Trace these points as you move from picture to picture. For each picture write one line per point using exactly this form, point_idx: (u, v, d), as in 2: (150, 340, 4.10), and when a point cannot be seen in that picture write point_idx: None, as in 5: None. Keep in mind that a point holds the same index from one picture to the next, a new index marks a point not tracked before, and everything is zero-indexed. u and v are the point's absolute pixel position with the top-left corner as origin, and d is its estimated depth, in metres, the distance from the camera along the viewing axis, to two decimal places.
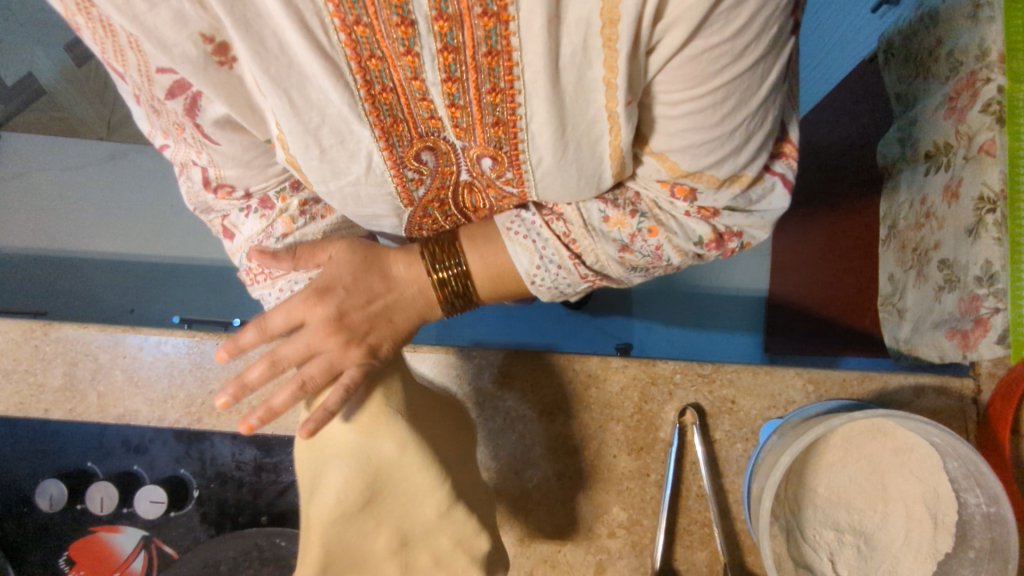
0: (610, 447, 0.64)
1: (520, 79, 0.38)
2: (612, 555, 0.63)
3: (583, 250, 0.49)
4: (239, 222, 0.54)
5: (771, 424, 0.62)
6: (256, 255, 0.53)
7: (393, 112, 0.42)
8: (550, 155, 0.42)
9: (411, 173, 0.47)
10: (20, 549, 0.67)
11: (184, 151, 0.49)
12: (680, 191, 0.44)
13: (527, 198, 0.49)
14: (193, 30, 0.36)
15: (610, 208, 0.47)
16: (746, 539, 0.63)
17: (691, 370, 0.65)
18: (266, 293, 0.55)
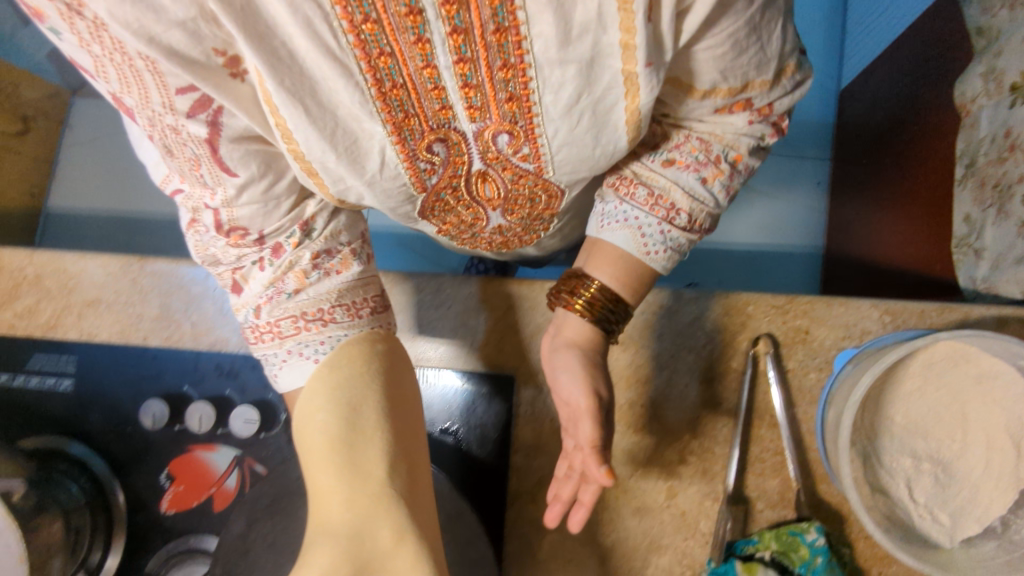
0: (681, 376, 0.66)
1: (530, 53, 0.44)
2: (683, 482, 0.65)
3: (703, 217, 0.59)
4: (249, 275, 0.55)
5: (845, 353, 0.62)
6: (267, 311, 0.55)
7: (404, 108, 0.47)
8: (564, 122, 0.49)
9: (424, 164, 0.52)
10: (122, 466, 0.71)
11: (199, 194, 0.52)
12: (736, 108, 0.54)
13: (542, 173, 0.56)
14: (207, 47, 0.40)
15: (702, 169, 0.57)
16: (818, 469, 0.63)
17: (764, 301, 0.65)
18: (269, 354, 0.57)
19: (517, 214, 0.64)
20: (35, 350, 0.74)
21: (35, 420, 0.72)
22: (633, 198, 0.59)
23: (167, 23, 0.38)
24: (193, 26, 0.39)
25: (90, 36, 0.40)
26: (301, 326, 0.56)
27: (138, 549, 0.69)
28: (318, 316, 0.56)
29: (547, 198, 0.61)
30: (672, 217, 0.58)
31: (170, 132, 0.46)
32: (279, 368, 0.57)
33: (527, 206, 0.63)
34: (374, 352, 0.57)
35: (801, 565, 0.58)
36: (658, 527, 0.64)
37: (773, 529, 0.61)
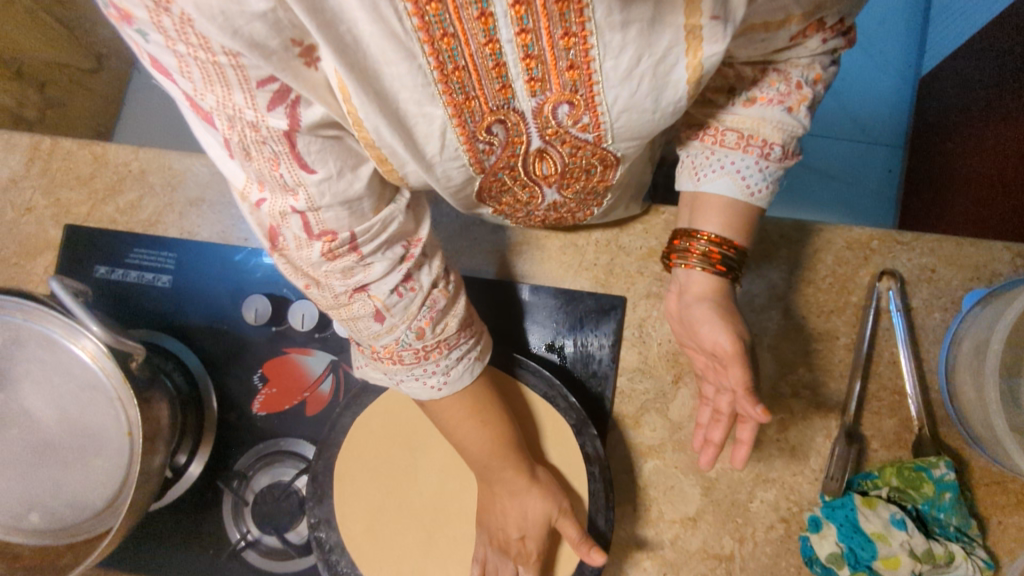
0: (799, 308, 0.64)
1: (592, 19, 0.38)
2: (795, 415, 0.63)
3: (795, 144, 0.52)
4: (391, 302, 0.49)
5: (974, 294, 0.59)
6: (431, 331, 0.52)
7: (465, 89, 0.41)
8: (625, 89, 0.43)
9: (482, 145, 0.46)
10: (217, 365, 0.71)
11: (281, 198, 0.43)
12: (810, 30, 0.47)
13: (602, 142, 0.48)
14: (286, 35, 0.35)
15: (786, 100, 0.50)
16: (938, 410, 0.61)
17: (890, 236, 0.64)
18: (408, 372, 0.53)
19: (573, 187, 0.56)
20: (135, 245, 0.74)
21: (137, 313, 0.73)
22: (724, 144, 0.53)
23: (248, 18, 0.33)
24: (275, 16, 0.34)
25: (176, 34, 0.34)
26: (421, 354, 0.53)
27: (227, 448, 0.69)
28: (449, 344, 0.53)
29: (601, 169, 0.53)
30: (767, 152, 0.52)
31: (250, 130, 0.39)
32: (396, 382, 0.55)
33: (583, 177, 0.54)
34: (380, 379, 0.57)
35: (924, 501, 0.57)
36: (766, 461, 0.63)
37: (894, 465, 0.59)
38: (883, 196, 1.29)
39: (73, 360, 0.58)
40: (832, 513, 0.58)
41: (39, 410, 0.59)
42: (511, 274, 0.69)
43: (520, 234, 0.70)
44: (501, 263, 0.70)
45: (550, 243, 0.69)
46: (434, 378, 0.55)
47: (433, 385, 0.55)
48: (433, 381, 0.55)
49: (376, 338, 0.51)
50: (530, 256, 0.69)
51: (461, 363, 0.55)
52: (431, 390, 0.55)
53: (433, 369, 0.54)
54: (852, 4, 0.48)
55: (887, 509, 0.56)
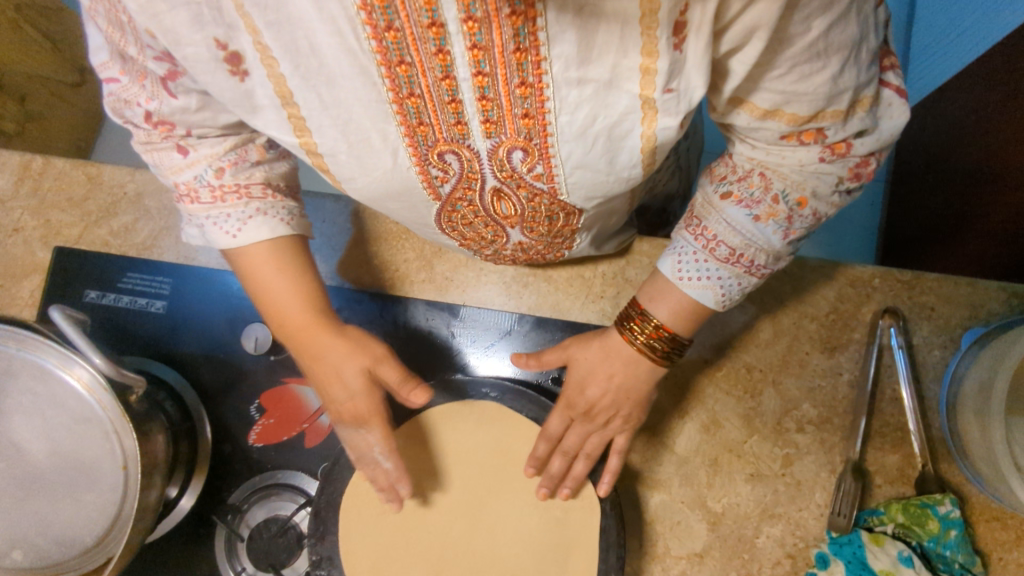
0: (802, 344, 0.65)
1: (549, 72, 0.40)
2: (800, 450, 0.63)
3: (753, 254, 0.49)
4: (195, 140, 0.49)
5: (973, 331, 0.61)
6: (232, 175, 0.50)
7: (420, 115, 0.43)
8: (579, 146, 0.45)
9: (436, 171, 0.48)
10: (214, 395, 0.69)
11: (133, 90, 0.45)
12: (805, 137, 0.44)
13: (557, 194, 0.50)
14: (208, 34, 0.40)
15: (755, 208, 0.48)
16: (940, 446, 0.62)
17: (891, 275, 0.65)
18: (205, 215, 0.52)
19: (536, 231, 0.57)
20: (128, 269, 0.72)
21: (129, 339, 0.70)
22: (687, 230, 0.52)
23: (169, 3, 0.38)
24: (196, 8, 0.38)
25: None
26: (219, 195, 0.51)
27: (221, 481, 0.66)
28: (251, 194, 0.52)
29: (565, 216, 0.55)
30: (712, 250, 0.50)
31: (131, 62, 0.44)
32: (198, 225, 0.53)
33: (546, 223, 0.55)
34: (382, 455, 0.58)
35: (929, 539, 0.58)
36: (772, 496, 0.63)
37: (900, 501, 0.60)
38: (863, 236, 1.34)
39: (66, 390, 0.56)
40: (839, 550, 0.58)
41: (29, 441, 0.57)
42: (517, 306, 0.69)
43: (527, 265, 0.69)
44: (506, 294, 0.69)
45: (557, 275, 0.69)
46: (231, 232, 0.52)
47: (228, 232, 0.52)
48: (229, 236, 0.53)
49: (175, 173, 0.50)
50: (536, 289, 0.69)
51: (261, 218, 0.52)
52: (227, 236, 0.53)
53: (230, 215, 0.52)
54: (866, 129, 0.44)
55: (895, 546, 0.57)
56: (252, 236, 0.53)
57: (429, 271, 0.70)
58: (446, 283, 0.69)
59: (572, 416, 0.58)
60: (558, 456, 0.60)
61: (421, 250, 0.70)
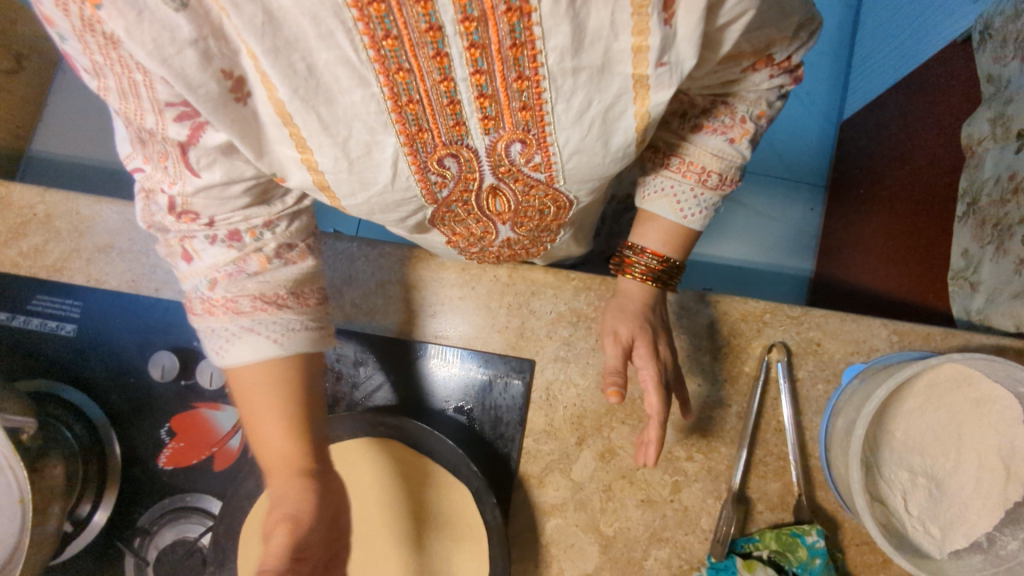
0: (695, 376, 0.67)
1: (545, 66, 0.40)
2: (687, 477, 0.66)
3: (732, 173, 0.57)
4: (201, 249, 0.50)
5: (853, 367, 0.64)
6: (222, 286, 0.51)
7: (419, 121, 0.43)
8: (576, 133, 0.46)
9: (435, 176, 0.49)
10: (122, 420, 0.69)
11: (158, 176, 0.46)
12: (759, 64, 0.50)
13: (553, 183, 0.52)
14: (216, 67, 0.38)
15: (729, 131, 0.55)
16: (817, 475, 0.66)
17: (781, 310, 0.68)
18: (217, 327, 0.52)
19: (526, 226, 0.59)
20: (37, 290, 0.71)
21: (38, 362, 0.70)
22: (668, 170, 0.58)
23: (178, 44, 0.35)
24: (204, 46, 0.36)
25: (96, 47, 0.37)
26: (211, 308, 0.51)
27: (130, 503, 0.68)
28: (240, 307, 0.51)
29: (555, 210, 0.57)
30: (704, 180, 0.57)
31: (146, 132, 0.42)
32: (222, 345, 0.52)
33: (537, 217, 0.58)
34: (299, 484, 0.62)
35: (798, 564, 0.61)
36: (660, 520, 0.66)
37: (774, 529, 0.63)
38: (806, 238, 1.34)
39: None
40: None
41: None
42: (424, 333, 0.70)
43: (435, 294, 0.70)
44: (413, 322, 0.70)
45: (464, 304, 0.70)
46: (227, 340, 0.52)
47: (216, 347, 0.52)
48: (230, 345, 0.52)
49: (186, 279, 0.52)
50: (445, 317, 0.70)
51: (248, 335, 0.51)
52: (247, 350, 0.52)
53: (236, 329, 0.51)
54: (805, 41, 0.51)
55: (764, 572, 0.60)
56: (249, 351, 0.52)
57: (339, 298, 0.71)
58: (355, 310, 0.71)
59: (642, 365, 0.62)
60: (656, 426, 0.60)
61: (331, 277, 0.71)
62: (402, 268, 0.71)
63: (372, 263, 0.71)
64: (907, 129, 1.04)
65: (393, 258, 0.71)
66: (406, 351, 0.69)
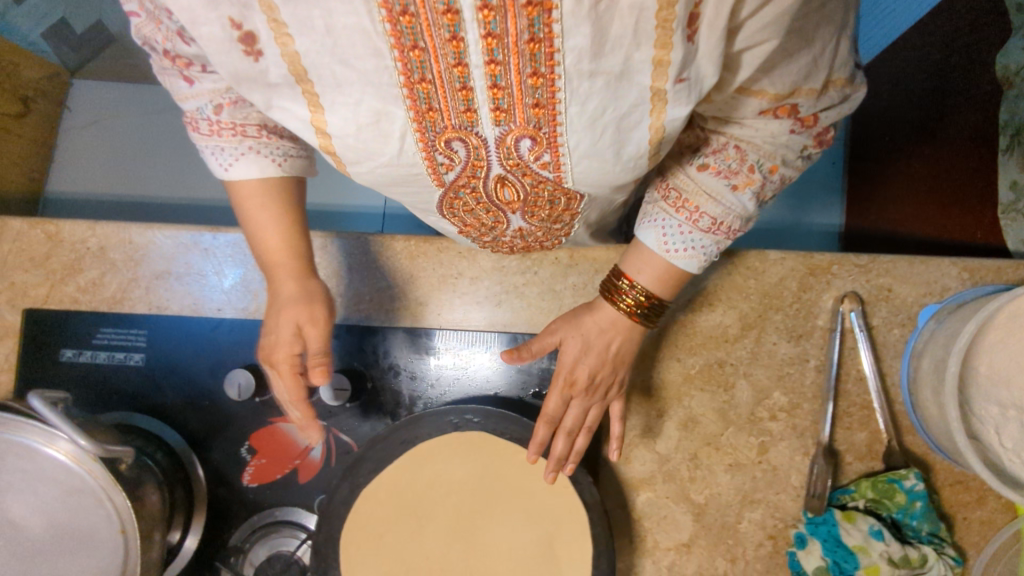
0: (770, 335, 0.67)
1: (561, 64, 0.39)
2: (773, 437, 0.66)
3: (732, 221, 0.51)
4: (196, 75, 0.46)
5: (928, 309, 0.64)
6: (227, 113, 0.48)
7: (430, 101, 0.42)
8: (587, 135, 0.44)
9: (442, 157, 0.48)
10: (203, 442, 0.69)
11: (150, 32, 0.43)
12: (781, 112, 0.46)
13: (562, 182, 0.50)
14: (223, 14, 0.38)
15: (733, 177, 0.49)
16: (903, 420, 0.65)
17: (848, 259, 0.67)
18: (220, 147, 0.50)
19: (537, 216, 0.57)
20: (103, 323, 0.72)
21: (112, 394, 0.71)
22: (665, 202, 0.53)
23: None
24: None
25: None
26: (216, 129, 0.50)
27: (220, 525, 0.68)
28: (246, 130, 0.50)
29: (566, 201, 0.54)
30: (696, 221, 0.51)
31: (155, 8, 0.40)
32: (225, 163, 0.51)
33: (548, 208, 0.55)
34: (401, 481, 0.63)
35: (898, 510, 0.61)
36: (750, 483, 0.66)
37: (869, 478, 0.63)
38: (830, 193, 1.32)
39: (55, 465, 0.55)
40: (816, 529, 0.62)
41: (24, 518, 0.56)
42: (493, 324, 0.70)
43: (498, 283, 0.70)
44: (480, 312, 0.70)
45: (528, 290, 0.70)
46: (225, 164, 0.51)
47: (219, 163, 0.52)
48: (223, 167, 0.52)
49: (183, 98, 0.48)
50: (510, 306, 0.70)
51: (248, 157, 0.51)
52: (224, 170, 0.52)
53: (229, 149, 0.50)
54: (834, 103, 0.47)
55: (866, 521, 0.60)
56: (243, 173, 0.52)
57: (403, 299, 0.71)
58: (421, 308, 0.70)
59: (574, 393, 0.58)
60: (541, 425, 0.58)
61: (393, 278, 0.71)
62: (463, 262, 0.71)
63: (432, 259, 0.71)
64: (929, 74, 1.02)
65: (452, 251, 0.71)
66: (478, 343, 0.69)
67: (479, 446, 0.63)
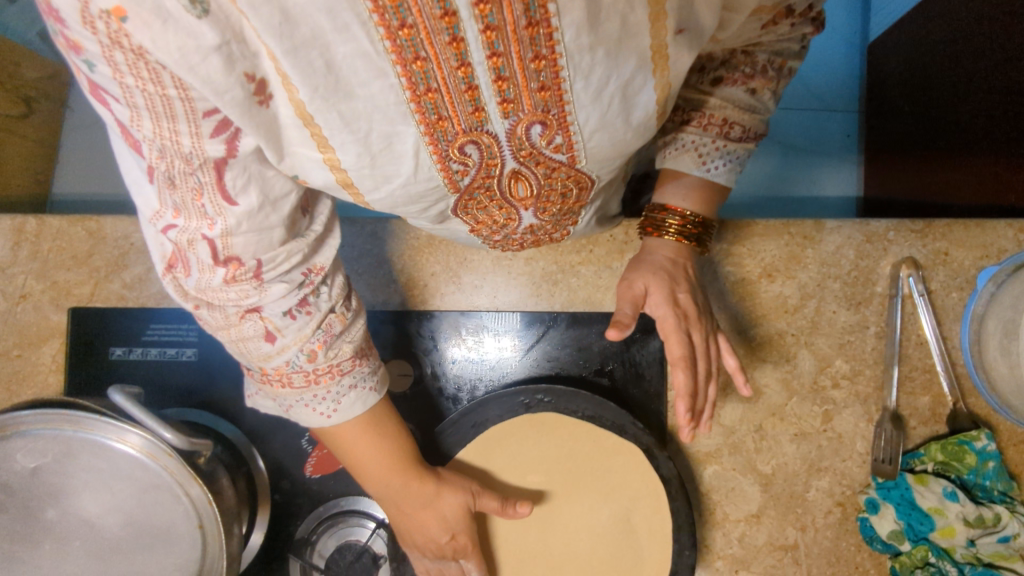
0: (829, 304, 0.67)
1: (562, 42, 0.35)
2: (838, 405, 0.66)
3: (756, 124, 0.54)
4: (283, 324, 0.42)
5: (986, 271, 0.64)
6: (323, 355, 0.44)
7: (439, 110, 0.38)
8: (598, 108, 0.40)
9: (456, 165, 0.42)
10: (263, 433, 0.69)
11: (193, 225, 0.37)
12: (780, 17, 0.47)
13: (575, 163, 0.46)
14: (239, 71, 0.31)
15: (749, 83, 0.52)
16: (966, 383, 0.66)
17: (903, 226, 0.67)
18: (320, 397, 0.46)
19: (550, 210, 0.53)
20: (151, 320, 0.71)
21: (164, 392, 0.70)
22: (690, 125, 0.54)
23: (202, 52, 0.29)
24: (227, 49, 0.30)
25: (129, 70, 0.30)
26: (313, 378, 0.45)
27: (287, 515, 0.68)
28: (343, 368, 0.46)
29: (578, 189, 0.51)
30: (726, 133, 0.54)
31: (180, 160, 0.34)
32: (331, 410, 0.47)
33: (559, 201, 0.51)
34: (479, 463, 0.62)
35: (968, 471, 0.62)
36: (817, 451, 0.66)
37: (937, 441, 0.64)
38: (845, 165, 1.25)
39: (129, 462, 0.54)
40: (888, 494, 0.63)
41: (100, 517, 0.55)
42: (550, 304, 0.69)
43: (554, 262, 0.69)
44: (537, 292, 0.69)
45: (585, 269, 0.69)
46: (329, 411, 0.47)
47: (323, 412, 0.47)
48: (326, 415, 0.47)
49: (265, 360, 0.44)
50: (567, 285, 0.69)
51: (354, 392, 0.48)
52: (322, 417, 0.47)
53: (324, 396, 0.46)
54: None
55: (939, 484, 0.61)
56: (352, 411, 0.48)
57: (457, 282, 0.69)
58: (477, 290, 0.69)
59: (691, 326, 0.60)
60: (682, 371, 0.58)
61: (446, 261, 0.70)
62: None
63: None
64: (934, 39, 1.00)
65: None
66: (534, 322, 0.68)
67: (550, 425, 0.63)
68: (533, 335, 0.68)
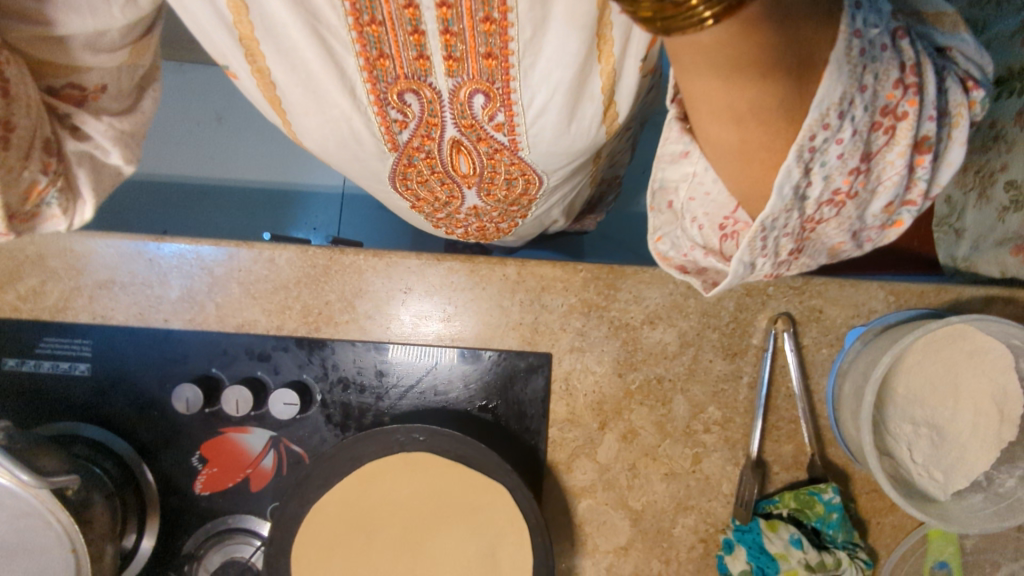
0: (707, 352, 0.70)
1: (513, 10, 0.44)
2: (707, 449, 0.70)
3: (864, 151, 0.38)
4: None
5: (855, 331, 0.68)
6: None
7: (380, 47, 0.46)
8: (544, 88, 0.49)
9: (395, 113, 0.51)
10: (152, 449, 0.70)
11: None
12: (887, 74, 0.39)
13: (517, 148, 0.54)
14: None
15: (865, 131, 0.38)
16: (826, 433, 0.70)
17: (784, 282, 0.70)
18: None
19: (493, 194, 0.62)
20: (44, 333, 0.71)
21: (56, 405, 0.70)
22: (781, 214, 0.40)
23: None
24: None
25: None
26: None
27: (175, 531, 0.70)
28: None
29: (523, 184, 0.60)
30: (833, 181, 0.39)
31: None
32: None
33: (504, 187, 0.61)
34: (368, 486, 0.65)
35: (817, 519, 0.66)
36: (684, 491, 0.70)
37: (791, 490, 0.68)
38: None
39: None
40: (742, 537, 0.66)
41: None
42: (441, 338, 0.71)
43: (448, 298, 0.71)
44: (428, 327, 0.71)
45: (477, 305, 0.71)
46: None
47: None
48: None
49: None
50: (459, 320, 0.71)
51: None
52: None
53: None
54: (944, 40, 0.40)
55: (787, 530, 0.65)
56: None
57: (352, 311, 0.71)
58: (370, 322, 0.71)
59: None
60: None
61: (342, 291, 0.71)
62: (410, 277, 0.71)
63: (380, 273, 0.71)
64: None
65: (401, 266, 0.71)
66: (423, 356, 0.70)
67: (426, 465, 0.65)
68: (417, 372, 0.70)
